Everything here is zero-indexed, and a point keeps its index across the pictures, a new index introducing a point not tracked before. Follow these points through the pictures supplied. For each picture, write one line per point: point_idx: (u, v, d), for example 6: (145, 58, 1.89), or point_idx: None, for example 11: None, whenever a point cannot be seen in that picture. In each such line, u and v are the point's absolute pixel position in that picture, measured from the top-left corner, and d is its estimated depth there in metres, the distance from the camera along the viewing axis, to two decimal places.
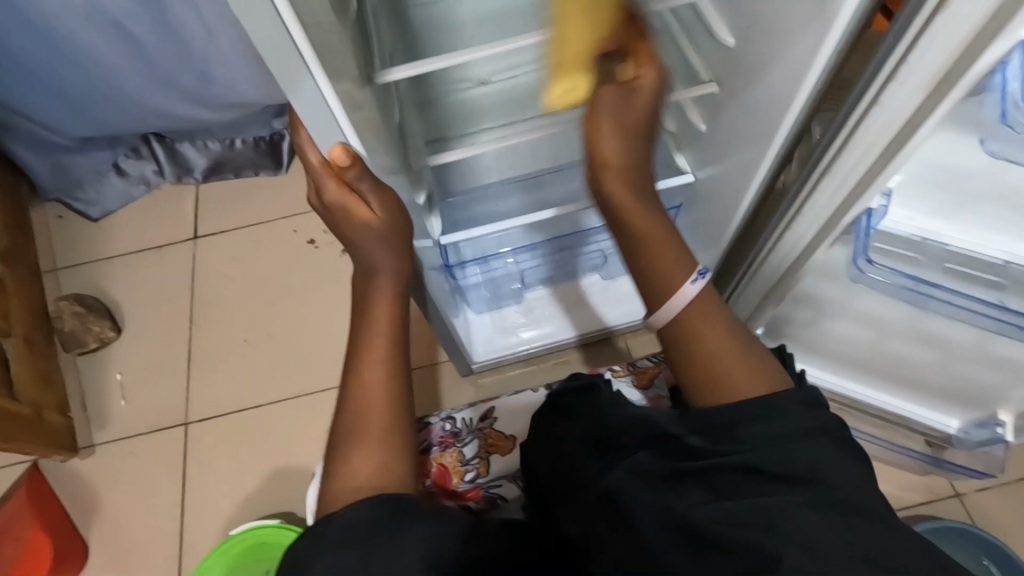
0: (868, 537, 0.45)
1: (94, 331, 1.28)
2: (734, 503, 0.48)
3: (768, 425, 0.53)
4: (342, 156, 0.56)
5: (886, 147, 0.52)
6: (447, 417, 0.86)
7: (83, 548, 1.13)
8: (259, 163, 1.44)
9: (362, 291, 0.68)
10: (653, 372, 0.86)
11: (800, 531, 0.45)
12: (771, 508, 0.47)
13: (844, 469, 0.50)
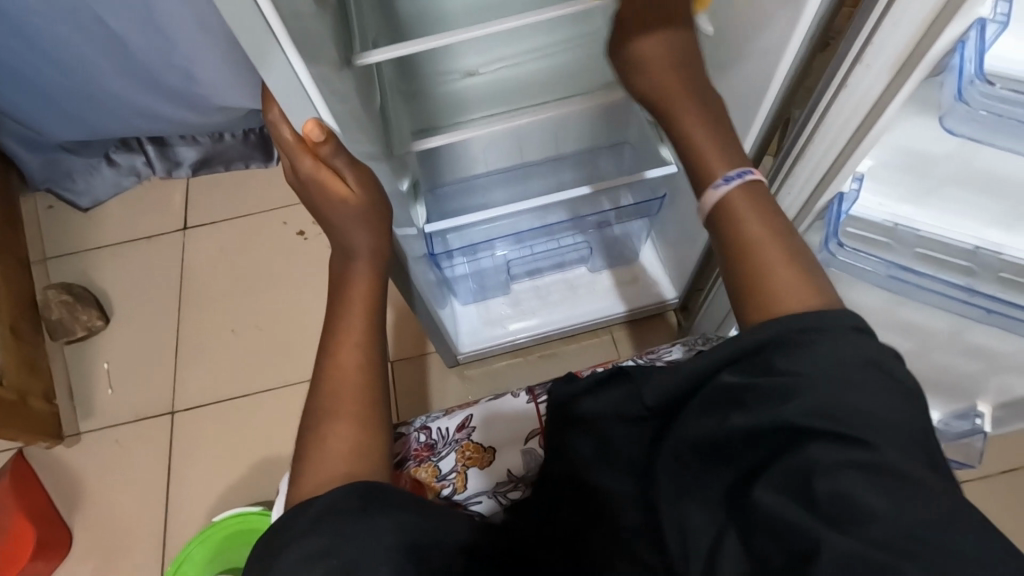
0: (919, 505, 0.37)
1: (82, 320, 1.28)
2: (770, 494, 0.42)
3: (820, 373, 0.42)
4: (315, 132, 0.55)
5: (858, 129, 0.53)
6: (421, 427, 0.77)
7: (68, 535, 1.13)
8: (249, 155, 1.44)
9: (340, 275, 0.68)
10: None
11: (834, 507, 0.39)
12: (809, 483, 0.40)
13: (900, 421, 0.40)
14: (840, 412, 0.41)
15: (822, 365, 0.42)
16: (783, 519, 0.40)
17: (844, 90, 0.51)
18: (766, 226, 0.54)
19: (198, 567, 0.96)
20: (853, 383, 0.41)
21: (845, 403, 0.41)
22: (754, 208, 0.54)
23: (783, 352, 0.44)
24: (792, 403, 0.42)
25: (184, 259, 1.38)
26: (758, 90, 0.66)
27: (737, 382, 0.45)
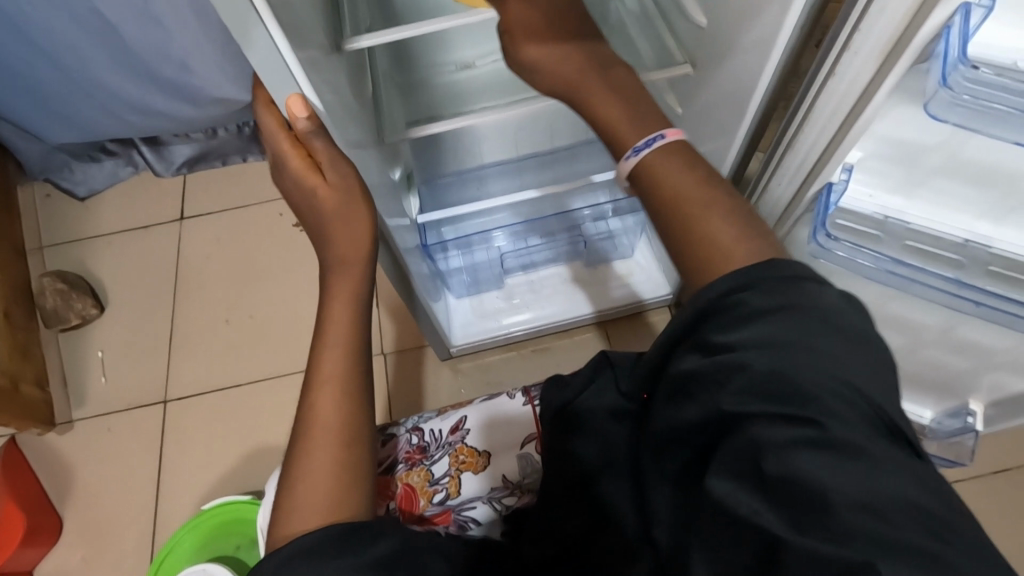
0: (874, 482, 0.33)
1: (76, 308, 1.28)
2: (718, 477, 0.37)
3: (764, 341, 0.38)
4: (299, 108, 0.54)
5: (848, 116, 0.53)
6: (413, 429, 0.77)
7: (58, 522, 1.14)
8: (246, 149, 1.44)
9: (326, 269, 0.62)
10: None
11: (786, 489, 0.34)
12: (754, 462, 0.36)
13: (855, 394, 0.36)
14: (794, 387, 0.36)
15: (783, 329, 0.38)
16: (727, 508, 0.36)
17: (832, 77, 0.51)
18: (691, 177, 0.49)
19: (187, 554, 0.96)
20: (826, 351, 0.37)
21: (797, 376, 0.37)
22: (674, 164, 0.50)
23: (730, 321, 0.40)
24: (730, 378, 0.38)
25: (180, 250, 1.38)
26: (749, 81, 0.65)
27: (691, 367, 0.40)
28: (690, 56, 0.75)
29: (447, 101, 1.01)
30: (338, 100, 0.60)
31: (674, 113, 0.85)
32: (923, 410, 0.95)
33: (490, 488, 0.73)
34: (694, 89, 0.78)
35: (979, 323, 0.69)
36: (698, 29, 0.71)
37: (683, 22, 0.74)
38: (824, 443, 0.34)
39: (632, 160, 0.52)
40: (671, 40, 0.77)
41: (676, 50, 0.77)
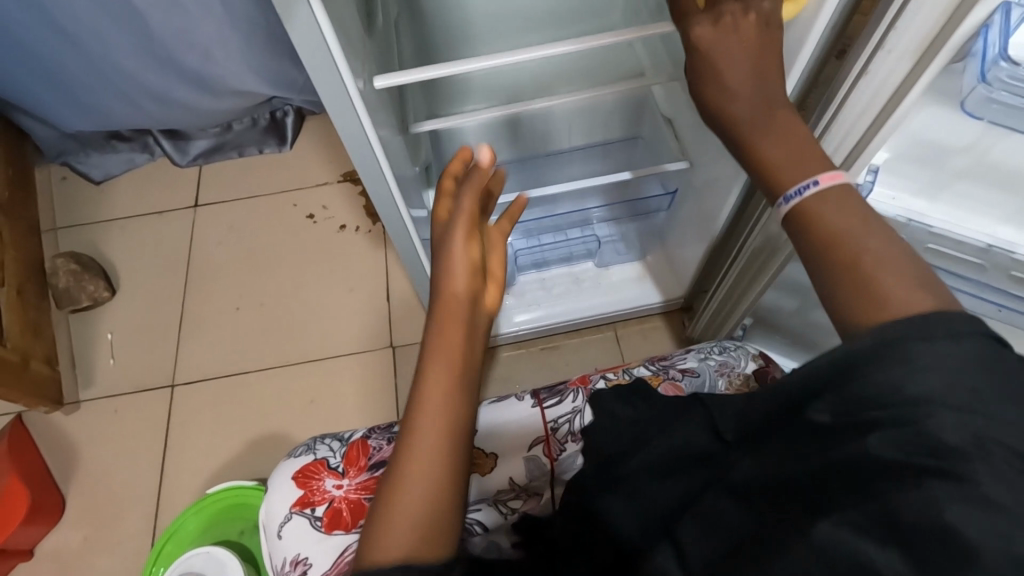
0: None
1: (88, 289, 1.28)
2: (836, 524, 0.35)
3: (923, 378, 0.36)
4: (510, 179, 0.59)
5: (878, 116, 0.53)
6: None
7: (61, 501, 1.13)
8: (263, 140, 1.45)
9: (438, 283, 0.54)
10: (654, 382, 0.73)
11: (924, 542, 0.32)
12: (886, 509, 0.34)
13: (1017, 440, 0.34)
14: (939, 438, 0.34)
15: (942, 378, 0.35)
16: (840, 552, 0.34)
17: (862, 78, 0.51)
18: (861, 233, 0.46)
19: (191, 536, 0.96)
20: (983, 407, 0.35)
21: (946, 429, 0.34)
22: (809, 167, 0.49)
23: (890, 365, 0.37)
24: (880, 428, 0.36)
25: (192, 237, 1.38)
26: None
27: (825, 418, 0.39)
28: None
29: (467, 97, 1.03)
30: (371, 85, 0.61)
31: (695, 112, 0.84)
32: None
33: (497, 491, 0.71)
34: None
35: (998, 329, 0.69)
36: None
37: None
38: (975, 503, 0.32)
39: (785, 204, 0.48)
40: None
41: None
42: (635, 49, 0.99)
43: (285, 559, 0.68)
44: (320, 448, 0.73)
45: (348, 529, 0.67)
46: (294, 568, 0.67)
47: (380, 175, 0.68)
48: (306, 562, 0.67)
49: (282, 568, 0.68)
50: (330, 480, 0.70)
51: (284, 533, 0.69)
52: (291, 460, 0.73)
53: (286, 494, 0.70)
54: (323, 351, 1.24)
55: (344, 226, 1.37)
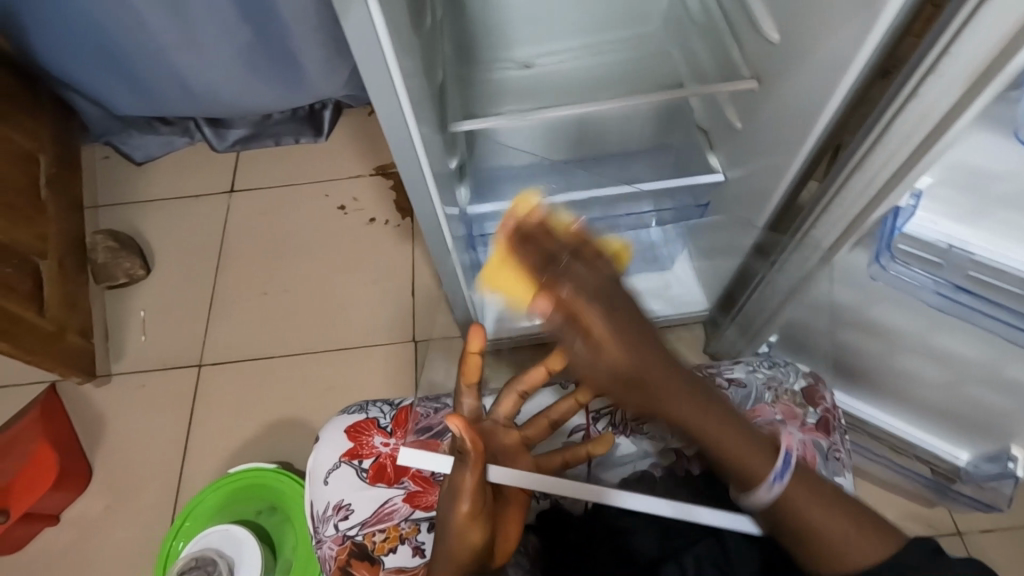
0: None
1: (125, 266, 1.32)
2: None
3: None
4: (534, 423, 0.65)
5: (924, 138, 0.53)
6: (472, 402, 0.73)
7: (88, 469, 1.17)
8: (300, 131, 1.48)
9: (452, 481, 0.54)
10: None
11: None
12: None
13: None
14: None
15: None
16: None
17: (912, 100, 0.52)
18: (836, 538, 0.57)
19: (208, 514, 0.98)
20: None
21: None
22: (716, 417, 0.55)
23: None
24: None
25: (227, 221, 1.42)
26: (820, 93, 0.65)
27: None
28: (756, 72, 0.77)
29: (505, 95, 1.04)
30: (416, 83, 0.62)
31: (732, 126, 0.86)
32: (959, 452, 0.92)
33: None
34: (756, 105, 0.79)
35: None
36: (769, 46, 0.73)
37: (754, 40, 0.76)
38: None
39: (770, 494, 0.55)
40: (739, 56, 0.80)
41: (743, 64, 0.79)
42: (678, 61, 1.00)
43: (327, 504, 0.70)
44: (372, 409, 0.75)
45: (392, 484, 0.70)
46: (337, 512, 0.69)
47: (418, 172, 0.69)
48: (349, 508, 0.69)
49: (323, 513, 0.70)
50: (378, 437, 0.73)
51: (331, 480, 0.71)
52: (344, 416, 0.75)
53: (335, 445, 0.73)
54: (345, 341, 1.26)
55: (373, 219, 1.39)
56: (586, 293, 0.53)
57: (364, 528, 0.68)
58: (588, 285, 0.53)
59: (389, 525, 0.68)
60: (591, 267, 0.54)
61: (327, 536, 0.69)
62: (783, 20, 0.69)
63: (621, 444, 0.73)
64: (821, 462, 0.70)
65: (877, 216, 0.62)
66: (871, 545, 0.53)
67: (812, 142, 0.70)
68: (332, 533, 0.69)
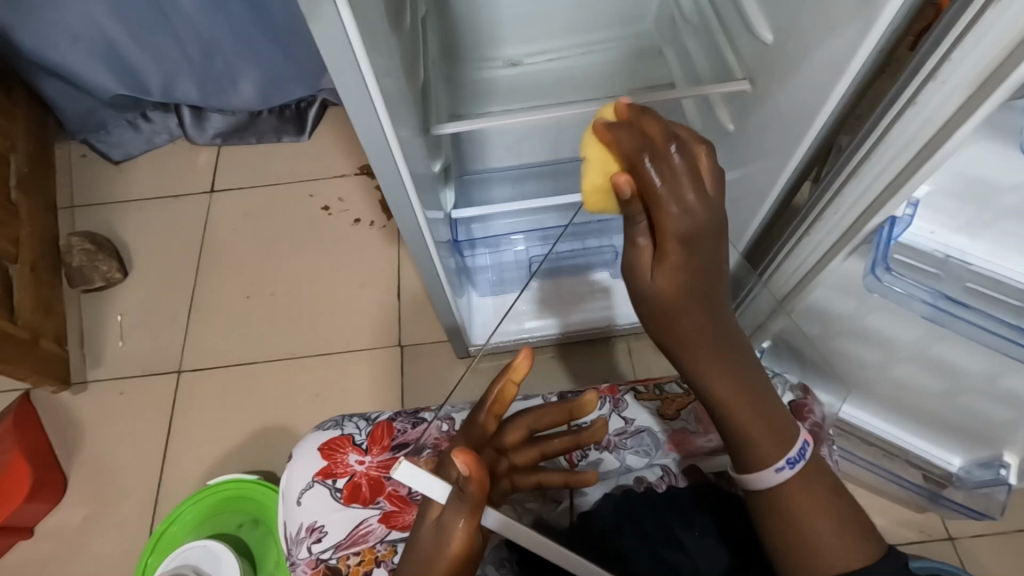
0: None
1: (101, 269, 1.28)
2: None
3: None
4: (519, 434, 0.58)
5: (923, 146, 0.51)
6: (446, 417, 0.70)
7: (63, 481, 1.13)
8: (282, 129, 1.44)
9: (445, 519, 0.47)
10: (682, 402, 0.77)
11: None
12: None
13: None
14: None
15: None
16: None
17: (911, 107, 0.50)
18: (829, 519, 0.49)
19: (188, 528, 0.95)
20: None
21: None
22: (728, 379, 0.50)
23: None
24: None
25: (208, 223, 1.38)
26: (815, 97, 0.63)
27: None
28: (749, 73, 0.75)
29: (491, 95, 1.01)
30: (393, 84, 0.59)
31: (724, 128, 0.84)
32: (951, 458, 0.92)
33: None
34: (749, 107, 0.77)
35: (1014, 369, 0.69)
36: (762, 47, 0.71)
37: (748, 40, 0.74)
38: None
39: (774, 477, 0.50)
40: (730, 56, 0.78)
41: (736, 65, 0.77)
42: (669, 60, 0.98)
43: (300, 525, 0.68)
44: (348, 425, 0.73)
45: (367, 504, 0.68)
46: (309, 534, 0.67)
47: (397, 176, 0.66)
48: (322, 530, 0.67)
49: (296, 535, 0.68)
50: (353, 455, 0.71)
51: (304, 500, 0.69)
52: (319, 433, 0.73)
53: (307, 465, 0.71)
54: (330, 345, 1.23)
55: (357, 220, 1.36)
56: (681, 200, 0.47)
57: (338, 551, 0.66)
58: (696, 212, 0.47)
59: (364, 547, 0.66)
60: (694, 183, 0.47)
61: (300, 560, 0.67)
62: (778, 19, 0.67)
63: (604, 459, 0.73)
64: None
65: (872, 225, 0.60)
66: (848, 543, 0.48)
67: (807, 147, 0.68)
68: (305, 556, 0.67)
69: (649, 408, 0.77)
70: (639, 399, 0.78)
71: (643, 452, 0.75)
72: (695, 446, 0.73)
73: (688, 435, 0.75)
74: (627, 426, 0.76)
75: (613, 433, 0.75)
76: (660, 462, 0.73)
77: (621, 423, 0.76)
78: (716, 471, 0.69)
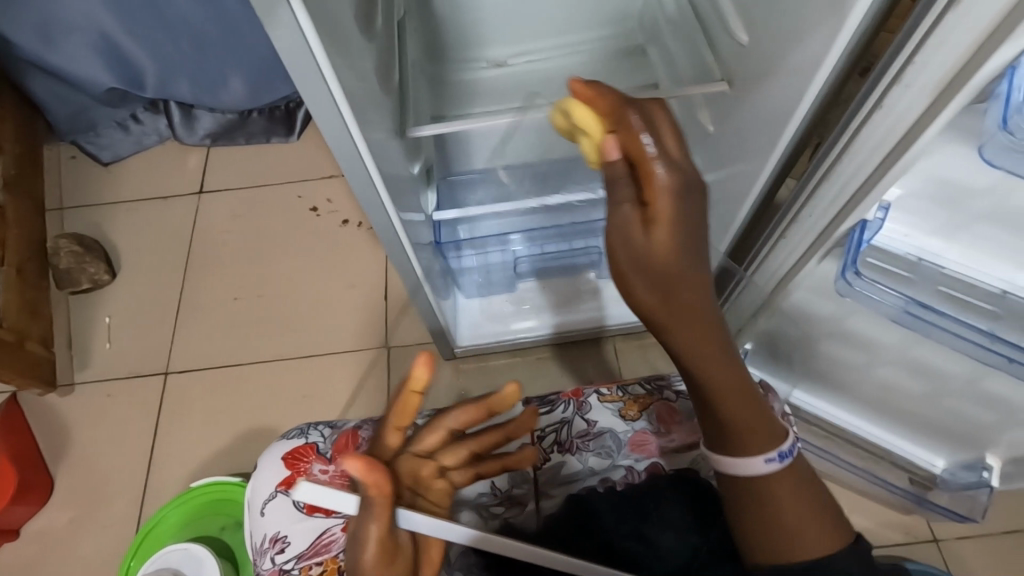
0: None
1: (89, 271, 1.29)
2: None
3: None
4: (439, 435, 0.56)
5: (891, 150, 0.51)
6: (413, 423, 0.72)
7: (50, 482, 1.14)
8: (271, 130, 1.44)
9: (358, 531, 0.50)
10: (644, 403, 0.76)
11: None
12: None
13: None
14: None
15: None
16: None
17: (878, 110, 0.50)
18: (806, 511, 0.49)
19: (171, 530, 0.95)
20: None
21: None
22: (719, 361, 0.47)
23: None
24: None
25: (196, 224, 1.38)
26: (790, 99, 0.63)
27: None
28: (727, 74, 0.75)
29: (474, 96, 1.00)
30: (362, 88, 0.59)
31: (705, 129, 0.83)
32: (935, 459, 0.91)
33: (479, 495, 0.72)
34: (728, 108, 0.77)
35: (993, 372, 0.69)
36: (739, 48, 0.70)
37: (726, 41, 0.74)
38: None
39: (773, 465, 0.49)
40: (710, 56, 0.77)
41: (715, 65, 0.76)
42: (653, 61, 0.97)
43: (264, 536, 0.68)
44: (313, 433, 0.73)
45: (330, 513, 0.67)
46: (273, 545, 0.67)
47: (370, 178, 0.66)
48: (285, 540, 0.67)
49: (260, 545, 0.68)
50: (318, 464, 0.70)
51: (268, 511, 0.69)
52: (284, 441, 0.73)
53: (273, 473, 0.71)
54: (316, 348, 1.23)
55: (345, 221, 1.36)
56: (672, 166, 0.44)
57: (300, 562, 0.66)
58: (684, 168, 0.44)
59: (327, 557, 0.66)
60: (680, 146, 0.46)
61: (264, 570, 0.66)
62: (753, 20, 0.66)
63: (566, 462, 0.74)
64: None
65: (845, 228, 0.60)
66: (820, 535, 0.49)
67: (783, 150, 0.67)
68: (269, 566, 0.66)
69: (612, 409, 0.76)
70: (602, 400, 0.76)
71: (606, 453, 0.74)
72: (656, 448, 0.73)
73: (650, 435, 0.74)
74: (590, 428, 0.76)
75: (575, 435, 0.75)
76: (624, 462, 0.73)
77: (584, 425, 0.75)
78: (679, 467, 0.72)
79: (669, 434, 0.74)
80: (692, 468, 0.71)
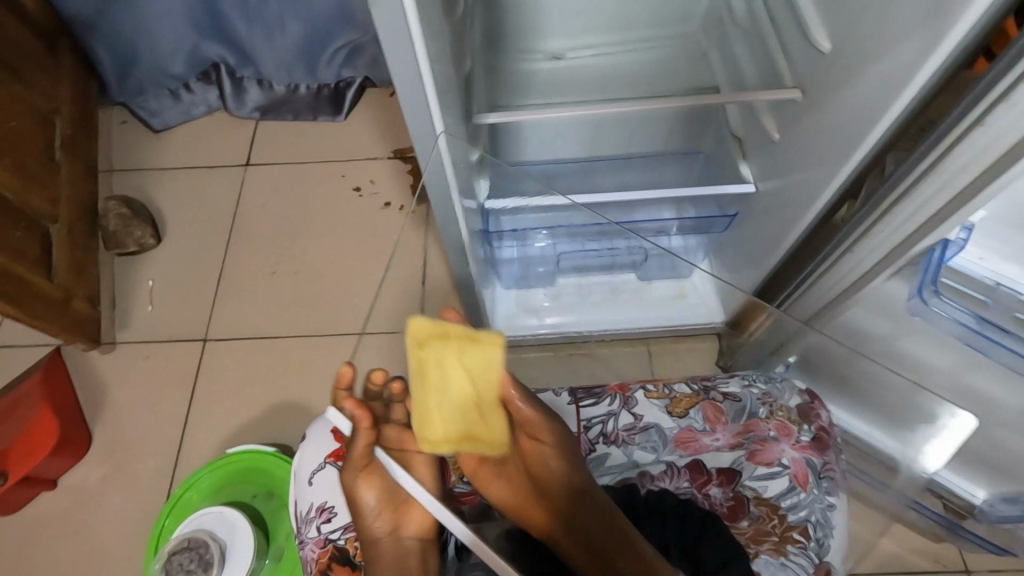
0: None
1: (135, 235, 1.31)
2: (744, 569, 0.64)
3: None
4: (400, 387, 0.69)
5: (984, 169, 0.50)
6: None
7: (87, 437, 1.17)
8: (318, 108, 1.44)
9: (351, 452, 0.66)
10: (690, 401, 0.82)
11: None
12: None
13: None
14: None
15: None
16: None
17: (976, 128, 0.48)
18: None
19: (201, 495, 0.97)
20: None
21: None
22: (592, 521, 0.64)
23: None
24: None
25: (241, 195, 1.40)
26: (872, 112, 0.62)
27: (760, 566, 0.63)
28: (799, 81, 0.74)
29: (531, 87, 1.00)
30: (440, 70, 0.59)
31: (769, 137, 0.82)
32: (976, 489, 0.88)
33: None
34: (797, 115, 0.75)
35: None
36: (818, 55, 0.69)
37: (802, 47, 0.72)
38: None
39: None
40: (782, 62, 0.76)
41: (786, 72, 0.75)
42: (715, 63, 0.96)
43: (310, 506, 0.75)
44: None
45: None
46: (319, 514, 0.74)
47: (436, 159, 0.66)
48: (331, 511, 0.74)
49: (306, 514, 0.75)
50: None
51: (314, 481, 0.76)
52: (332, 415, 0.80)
53: (321, 445, 0.78)
54: (350, 327, 1.25)
55: (387, 204, 1.36)
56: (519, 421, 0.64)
57: (345, 532, 0.73)
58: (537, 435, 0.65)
59: None
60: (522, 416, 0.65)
61: (309, 538, 0.74)
62: (838, 25, 0.65)
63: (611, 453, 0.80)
64: (812, 481, 0.76)
65: (923, 248, 0.60)
66: None
67: (854, 163, 0.66)
68: (313, 535, 0.73)
69: (658, 405, 0.82)
70: (649, 397, 0.83)
71: (650, 448, 0.80)
72: (700, 444, 0.80)
73: (694, 433, 0.81)
74: (636, 422, 0.82)
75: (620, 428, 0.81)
76: (666, 458, 0.80)
77: (630, 419, 0.82)
78: (718, 467, 0.79)
79: (713, 432, 0.80)
80: (728, 468, 0.78)
